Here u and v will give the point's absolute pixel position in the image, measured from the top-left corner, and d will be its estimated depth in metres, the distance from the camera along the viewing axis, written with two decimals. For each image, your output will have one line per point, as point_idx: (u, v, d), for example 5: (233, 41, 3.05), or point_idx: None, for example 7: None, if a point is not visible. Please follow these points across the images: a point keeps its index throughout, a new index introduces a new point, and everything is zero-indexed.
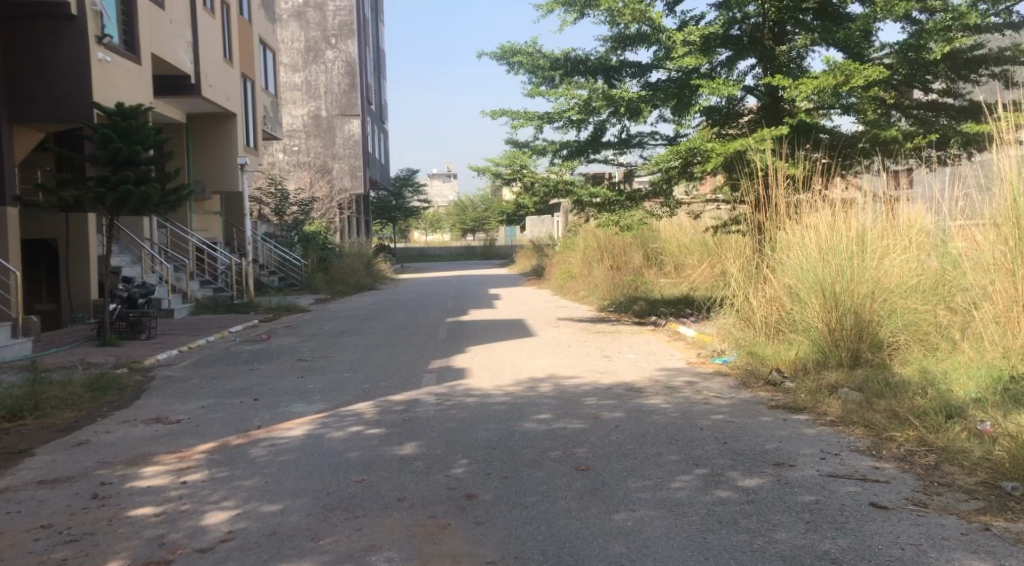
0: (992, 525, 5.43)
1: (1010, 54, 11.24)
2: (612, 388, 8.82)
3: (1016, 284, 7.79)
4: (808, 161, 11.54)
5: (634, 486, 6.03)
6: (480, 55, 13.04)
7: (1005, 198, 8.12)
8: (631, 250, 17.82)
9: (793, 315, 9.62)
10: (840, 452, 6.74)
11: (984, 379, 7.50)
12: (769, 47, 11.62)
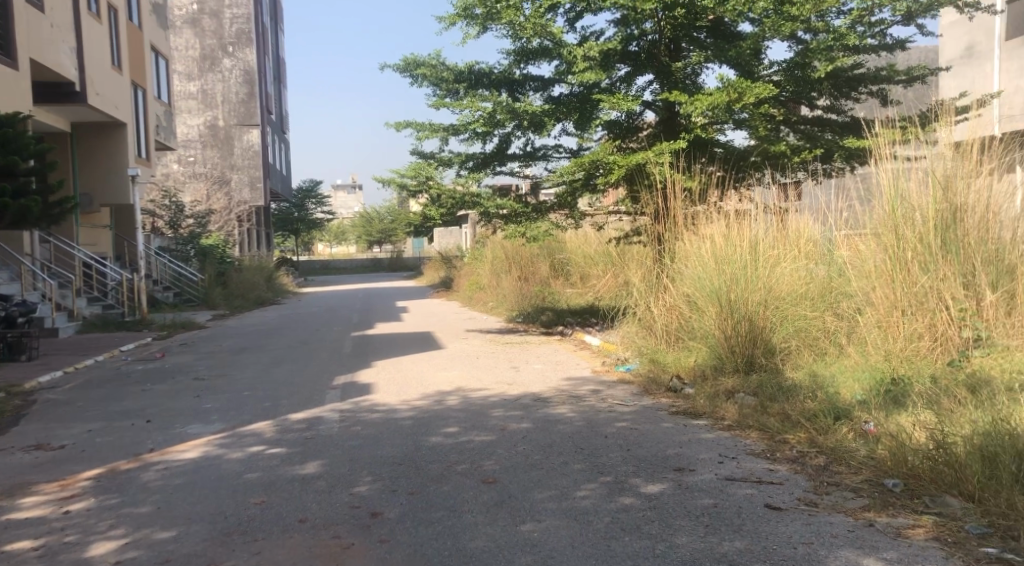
0: (875, 521, 5.74)
1: (886, 74, 11.89)
2: (519, 399, 8.95)
3: (895, 290, 8.22)
4: (704, 174, 11.90)
5: (540, 496, 6.16)
6: (382, 68, 13.03)
7: (884, 210, 8.58)
8: (538, 260, 18.05)
9: (692, 323, 9.93)
10: (737, 455, 7.03)
11: (868, 381, 7.84)
12: (666, 64, 11.98)
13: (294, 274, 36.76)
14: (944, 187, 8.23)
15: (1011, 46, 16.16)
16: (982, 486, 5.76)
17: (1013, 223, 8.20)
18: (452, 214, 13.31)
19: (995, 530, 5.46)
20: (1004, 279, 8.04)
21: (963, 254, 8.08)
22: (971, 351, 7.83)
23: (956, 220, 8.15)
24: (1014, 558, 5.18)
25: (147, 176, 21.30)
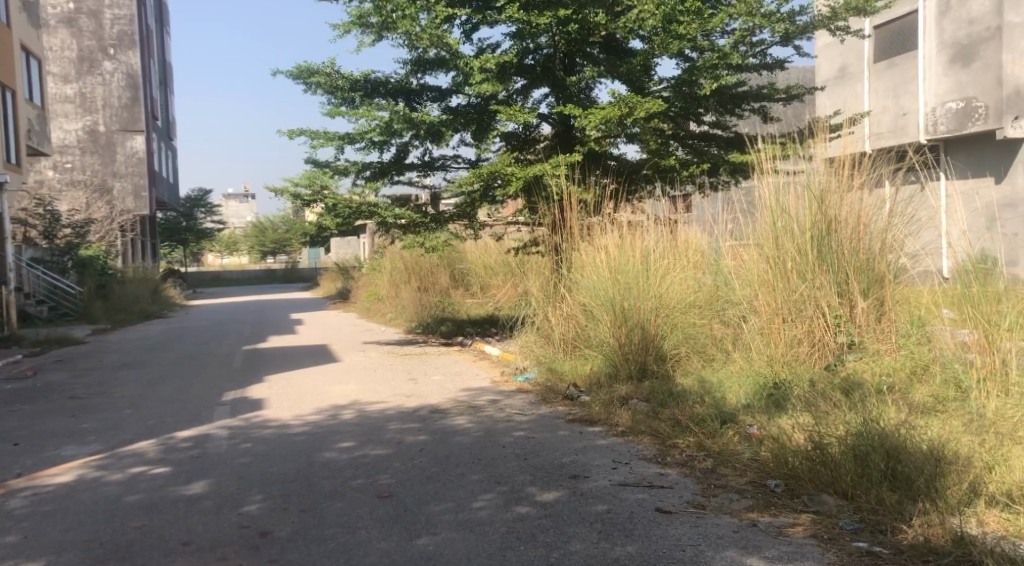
0: (758, 520, 5.91)
1: (767, 93, 12.41)
2: (416, 411, 8.98)
3: (776, 296, 8.55)
4: (598, 186, 12.16)
5: (435, 509, 6.20)
6: (274, 74, 12.51)
7: (765, 222, 8.96)
8: (438, 270, 17.99)
9: (588, 331, 10.13)
10: (630, 460, 7.21)
11: (751, 386, 8.13)
12: (561, 78, 12.27)
13: (182, 286, 35.84)
14: (820, 200, 8.60)
15: (879, 67, 17.15)
16: (854, 483, 5.96)
17: (881, 233, 8.53)
18: (348, 224, 12.86)
19: (866, 524, 5.64)
20: (874, 287, 8.44)
21: (836, 264, 8.44)
22: (846, 356, 8.28)
23: (830, 232, 8.51)
24: (883, 552, 5.33)
25: (17, 183, 20.46)
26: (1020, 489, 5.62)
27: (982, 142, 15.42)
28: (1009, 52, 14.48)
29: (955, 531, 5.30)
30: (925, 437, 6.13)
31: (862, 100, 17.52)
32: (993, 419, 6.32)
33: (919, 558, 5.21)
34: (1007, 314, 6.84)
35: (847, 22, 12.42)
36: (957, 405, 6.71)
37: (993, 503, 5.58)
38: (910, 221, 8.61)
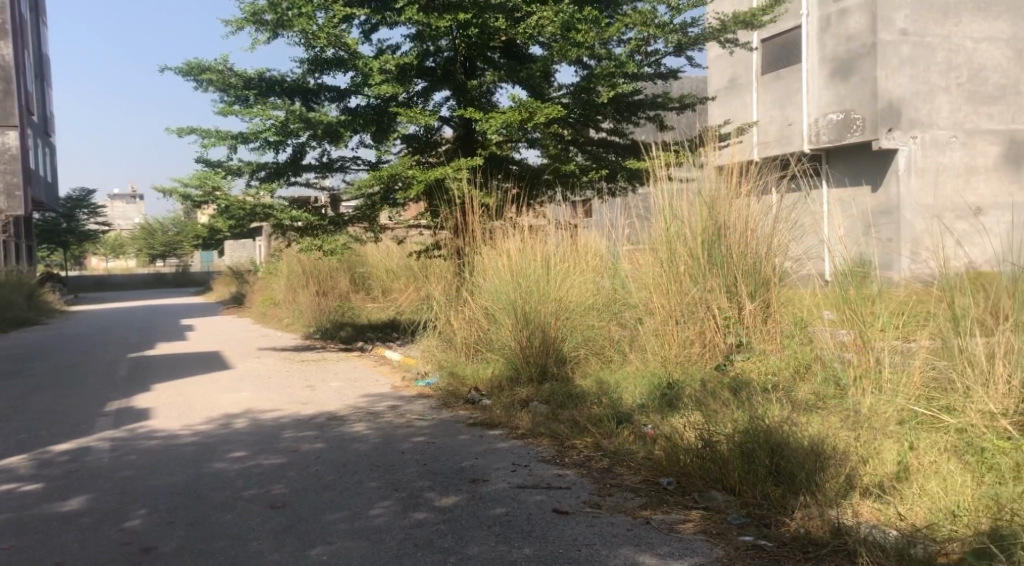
0: (651, 518, 5.82)
1: (661, 101, 12.69)
2: (313, 418, 8.85)
3: (670, 299, 8.74)
4: (499, 191, 12.10)
5: (331, 518, 6.07)
6: (162, 71, 11.66)
7: (660, 228, 9.13)
8: (337, 274, 17.72)
9: (489, 335, 10.12)
10: (529, 463, 7.10)
11: (647, 387, 8.22)
12: (462, 81, 12.15)
13: (61, 291, 34.38)
14: (710, 206, 8.82)
15: (766, 79, 17.77)
16: (741, 479, 5.86)
17: (767, 237, 8.74)
18: (241, 225, 12.62)
19: (752, 519, 5.59)
20: (761, 289, 8.64)
21: (727, 268, 8.62)
22: (735, 356, 8.46)
23: (720, 237, 8.69)
24: (768, 545, 5.28)
25: None
26: (891, 478, 5.60)
27: (858, 153, 16.21)
28: (883, 68, 15.28)
29: (832, 523, 5.30)
30: (807, 432, 6.00)
31: (750, 110, 18.11)
32: (867, 413, 6.28)
33: (800, 551, 5.18)
34: (880, 315, 6.98)
35: (737, 36, 12.85)
36: (837, 401, 6.68)
37: (867, 494, 5.55)
38: (792, 227, 8.90)
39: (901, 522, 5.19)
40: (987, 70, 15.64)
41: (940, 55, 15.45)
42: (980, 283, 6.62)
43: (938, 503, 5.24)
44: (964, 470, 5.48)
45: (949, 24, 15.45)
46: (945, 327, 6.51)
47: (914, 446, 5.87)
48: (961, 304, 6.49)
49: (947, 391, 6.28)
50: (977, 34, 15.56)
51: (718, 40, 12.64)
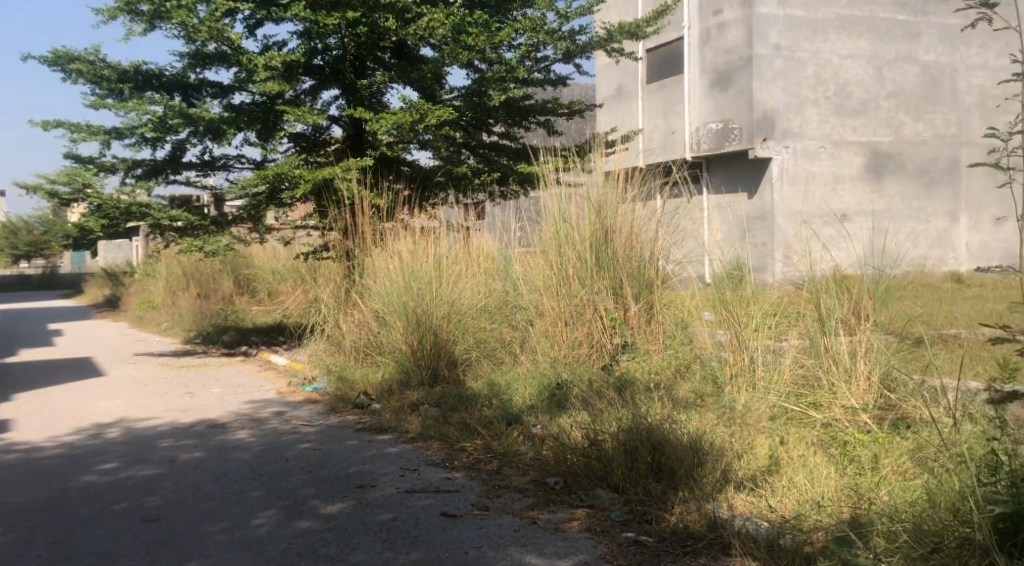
0: (538, 518, 5.56)
1: (552, 107, 12.88)
2: (192, 426, 8.64)
3: (560, 301, 8.85)
4: (391, 192, 12.07)
5: (209, 530, 5.82)
6: (26, 59, 11.05)
7: (549, 231, 9.23)
8: (221, 276, 17.46)
9: (379, 338, 10.07)
10: (417, 467, 6.87)
11: (536, 387, 8.20)
12: (353, 81, 12.10)
13: None
14: (598, 210, 8.96)
15: (651, 88, 18.17)
16: (624, 476, 5.67)
17: (651, 242, 8.97)
18: (115, 225, 12.18)
19: (634, 515, 5.37)
20: (645, 291, 8.88)
21: (613, 269, 8.82)
22: (620, 356, 8.64)
23: (607, 239, 8.86)
24: (648, 540, 5.07)
25: None
26: (762, 473, 5.53)
27: (736, 161, 16.70)
28: (759, 80, 15.93)
29: (709, 516, 5.13)
30: (686, 430, 5.86)
31: (635, 118, 18.51)
32: (741, 411, 6.42)
33: (679, 544, 4.98)
34: (755, 315, 7.18)
35: (621, 45, 13.16)
36: (715, 398, 6.82)
37: (741, 488, 5.43)
38: (675, 231, 9.16)
39: (772, 514, 5.08)
40: (851, 85, 16.68)
41: (809, 70, 16.36)
42: (845, 283, 7.08)
43: (805, 494, 5.21)
44: (829, 463, 5.54)
45: (817, 40, 16.43)
46: (813, 327, 6.84)
47: (784, 441, 5.93)
48: (828, 304, 6.85)
49: (815, 387, 6.48)
50: (843, 51, 16.61)
51: (604, 49, 12.92)
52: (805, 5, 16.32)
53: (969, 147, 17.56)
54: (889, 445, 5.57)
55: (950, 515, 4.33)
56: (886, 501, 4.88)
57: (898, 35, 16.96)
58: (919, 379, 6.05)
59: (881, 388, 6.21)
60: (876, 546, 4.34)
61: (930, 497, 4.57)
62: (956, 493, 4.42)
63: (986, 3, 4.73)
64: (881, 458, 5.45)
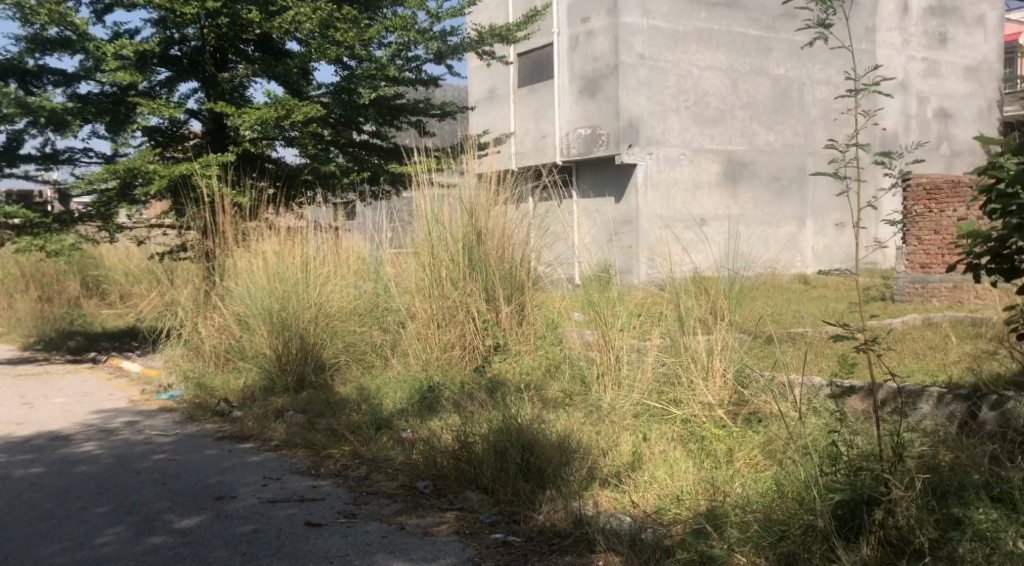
0: (407, 523, 5.41)
1: (423, 107, 12.90)
2: (30, 440, 8.18)
3: (433, 304, 8.77)
4: (255, 191, 11.82)
5: (47, 552, 5.27)
6: None
7: (421, 231, 9.19)
8: (66, 278, 16.81)
9: (242, 343, 9.92)
10: (281, 476, 6.55)
11: (409, 390, 8.14)
12: (213, 73, 11.74)
13: None
14: (470, 212, 8.99)
15: (523, 92, 18.39)
16: (493, 477, 5.63)
17: (522, 245, 9.07)
18: None
19: (503, 516, 5.33)
20: (516, 293, 8.94)
21: (485, 273, 8.83)
22: (492, 357, 8.62)
23: (479, 241, 8.88)
24: (517, 540, 5.03)
25: None
26: (626, 468, 5.67)
27: (603, 166, 17.09)
28: (624, 88, 16.41)
29: (575, 513, 5.14)
30: (554, 431, 5.95)
31: (506, 121, 18.72)
32: (607, 409, 6.59)
33: (546, 543, 4.96)
34: (620, 316, 7.41)
35: (492, 48, 13.33)
36: (582, 397, 7.01)
37: (606, 484, 5.53)
38: (544, 234, 9.23)
39: (635, 508, 5.16)
40: (710, 96, 17.45)
41: (671, 79, 16.98)
42: (702, 285, 7.41)
43: (666, 488, 5.31)
44: (688, 457, 5.75)
45: (678, 52, 17.08)
46: (674, 327, 7.06)
47: (647, 437, 6.14)
48: (687, 305, 7.15)
49: (675, 384, 6.68)
50: (700, 63, 17.36)
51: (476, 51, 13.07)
52: (667, 16, 16.91)
53: (813, 157, 18.72)
54: (742, 439, 5.81)
55: (797, 504, 4.54)
56: (741, 493, 5.01)
57: (751, 49, 17.90)
58: (771, 375, 6.36)
59: (734, 384, 6.49)
60: (731, 537, 4.50)
61: (779, 487, 4.79)
62: (801, 483, 4.63)
63: (823, 23, 5.10)
64: (734, 451, 5.68)
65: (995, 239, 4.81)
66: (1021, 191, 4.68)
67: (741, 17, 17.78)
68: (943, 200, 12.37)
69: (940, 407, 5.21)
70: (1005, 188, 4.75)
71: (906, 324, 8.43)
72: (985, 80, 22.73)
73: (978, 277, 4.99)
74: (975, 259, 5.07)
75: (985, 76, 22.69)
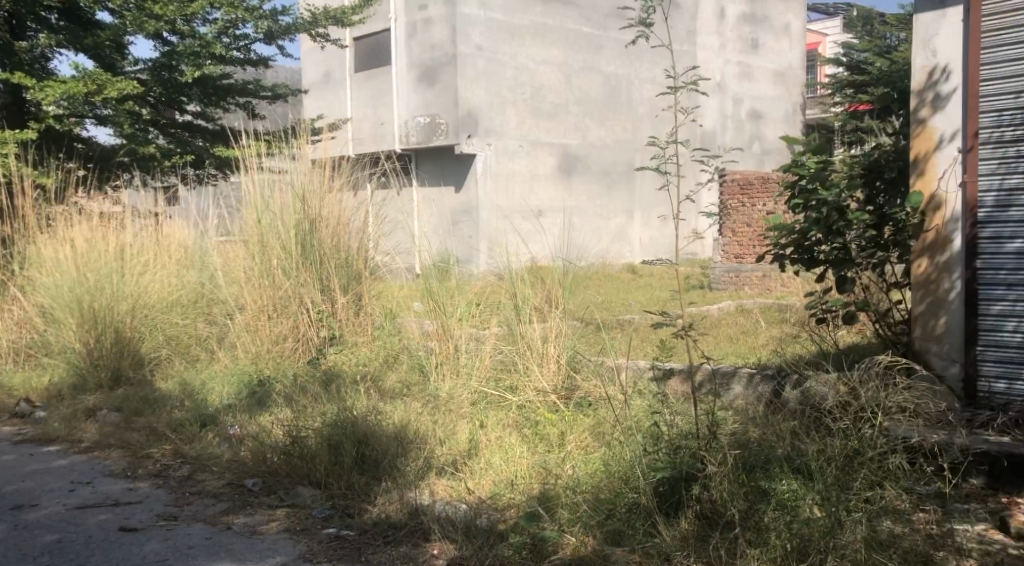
0: (233, 522, 5.17)
1: (252, 89, 12.83)
2: None
3: (262, 294, 8.34)
4: (61, 171, 10.90)
5: None
6: None
7: (251, 219, 8.69)
8: None
9: (47, 337, 9.07)
10: (91, 479, 5.96)
11: (236, 385, 7.57)
12: (8, 41, 10.68)
13: None
14: (301, 199, 8.49)
15: (359, 77, 17.99)
16: (327, 472, 5.52)
17: (359, 233, 8.76)
18: None
19: (337, 510, 5.23)
20: (353, 283, 8.59)
21: (320, 263, 8.40)
22: (328, 349, 8.23)
23: (313, 230, 8.42)
24: (350, 534, 4.93)
25: None
26: (462, 456, 5.72)
27: (442, 155, 17.21)
28: (462, 79, 16.47)
29: (410, 504, 5.12)
30: (391, 421, 6.02)
31: (342, 107, 18.25)
32: (445, 398, 6.65)
33: (380, 536, 4.90)
34: (459, 305, 7.54)
35: (326, 30, 13.16)
36: (420, 388, 7.01)
37: (443, 472, 5.55)
38: (381, 222, 8.99)
39: (470, 495, 5.23)
40: (545, 89, 17.88)
41: (509, 72, 17.24)
42: (538, 274, 7.61)
43: (501, 474, 5.42)
44: (522, 442, 5.89)
45: (515, 44, 17.34)
46: (511, 316, 7.24)
47: (484, 423, 6.24)
48: (523, 294, 7.36)
49: (511, 371, 6.87)
50: (536, 58, 17.73)
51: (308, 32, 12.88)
52: (504, 9, 17.14)
53: (640, 152, 19.66)
54: (572, 422, 6.05)
55: (621, 483, 4.78)
56: (571, 473, 5.20)
57: (583, 46, 18.52)
58: (600, 360, 6.63)
59: (567, 370, 6.71)
60: (561, 518, 4.71)
61: (606, 468, 5.02)
62: (625, 464, 4.86)
63: (644, 22, 5.31)
64: (565, 435, 5.89)
65: (799, 232, 5.63)
66: (819, 188, 5.53)
67: (574, 14, 18.33)
68: (754, 195, 13.28)
69: (750, 387, 5.66)
70: (806, 184, 5.58)
71: (721, 311, 8.96)
72: (792, 85, 24.43)
73: (784, 265, 5.74)
74: (779, 250, 5.83)
75: (792, 82, 24.40)
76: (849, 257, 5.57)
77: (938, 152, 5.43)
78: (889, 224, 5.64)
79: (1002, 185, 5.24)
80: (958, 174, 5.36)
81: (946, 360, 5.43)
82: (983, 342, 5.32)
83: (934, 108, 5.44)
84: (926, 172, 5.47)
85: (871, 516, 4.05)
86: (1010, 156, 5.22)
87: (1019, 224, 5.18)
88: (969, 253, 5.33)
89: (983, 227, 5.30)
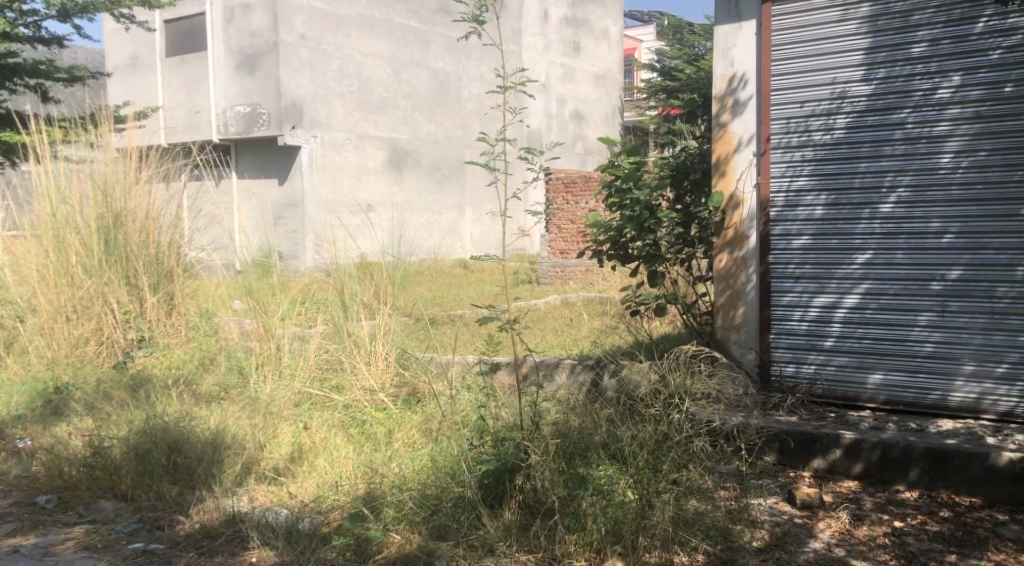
0: (21, 545, 4.83)
1: (44, 69, 12.14)
2: None
3: (59, 294, 7.72)
4: None
5: None
6: None
7: (43, 214, 8.02)
8: None
9: None
10: None
11: (27, 393, 7.03)
12: None
13: None
14: (103, 193, 8.02)
15: (171, 62, 17.10)
16: (134, 483, 5.29)
17: (170, 227, 8.34)
18: None
19: (145, 523, 5.00)
20: (164, 281, 8.20)
21: (126, 259, 8.00)
22: (136, 352, 7.86)
23: (117, 226, 7.99)
24: (159, 548, 4.73)
25: None
26: (286, 460, 5.57)
27: (265, 146, 16.73)
28: (285, 68, 16.03)
29: (228, 512, 4.98)
30: (206, 426, 5.78)
31: (153, 93, 17.29)
32: (264, 397, 6.42)
33: (194, 546, 4.73)
34: (282, 304, 7.41)
35: (131, 11, 12.56)
36: (240, 390, 6.73)
37: (264, 479, 5.43)
38: (196, 216, 8.55)
39: (291, 499, 5.11)
40: (371, 82, 17.73)
41: (335, 64, 16.97)
42: (367, 270, 7.55)
43: (325, 476, 5.32)
44: (348, 443, 5.80)
45: (340, 36, 17.07)
46: (337, 313, 7.12)
47: (308, 425, 6.11)
48: (351, 290, 7.28)
49: (338, 370, 6.76)
50: (363, 50, 17.54)
51: (110, 13, 12.28)
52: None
53: (469, 148, 19.90)
54: (400, 420, 6.03)
55: (448, 478, 4.80)
56: (398, 472, 5.14)
57: (411, 40, 18.48)
58: (429, 357, 6.66)
59: (396, 367, 6.68)
60: (387, 517, 4.65)
61: (433, 463, 5.01)
62: (452, 459, 4.89)
63: (477, 19, 5.30)
64: (393, 433, 5.87)
65: (614, 229, 5.91)
66: (632, 187, 5.81)
67: (400, 7, 18.23)
68: (577, 193, 13.63)
69: (572, 378, 5.87)
70: (620, 185, 5.83)
71: (547, 305, 9.18)
72: (610, 89, 25.27)
73: (600, 261, 5.97)
74: (597, 247, 6.07)
75: (611, 86, 25.23)
76: (659, 252, 5.86)
77: (736, 155, 5.78)
78: (695, 222, 5.96)
79: (790, 186, 5.65)
80: (753, 176, 5.72)
81: (744, 348, 5.78)
82: (775, 330, 5.72)
83: (733, 113, 5.79)
84: (727, 172, 5.79)
85: (678, 497, 4.30)
86: (796, 160, 5.64)
87: (804, 222, 5.61)
88: (763, 249, 5.70)
89: (774, 224, 5.69)
